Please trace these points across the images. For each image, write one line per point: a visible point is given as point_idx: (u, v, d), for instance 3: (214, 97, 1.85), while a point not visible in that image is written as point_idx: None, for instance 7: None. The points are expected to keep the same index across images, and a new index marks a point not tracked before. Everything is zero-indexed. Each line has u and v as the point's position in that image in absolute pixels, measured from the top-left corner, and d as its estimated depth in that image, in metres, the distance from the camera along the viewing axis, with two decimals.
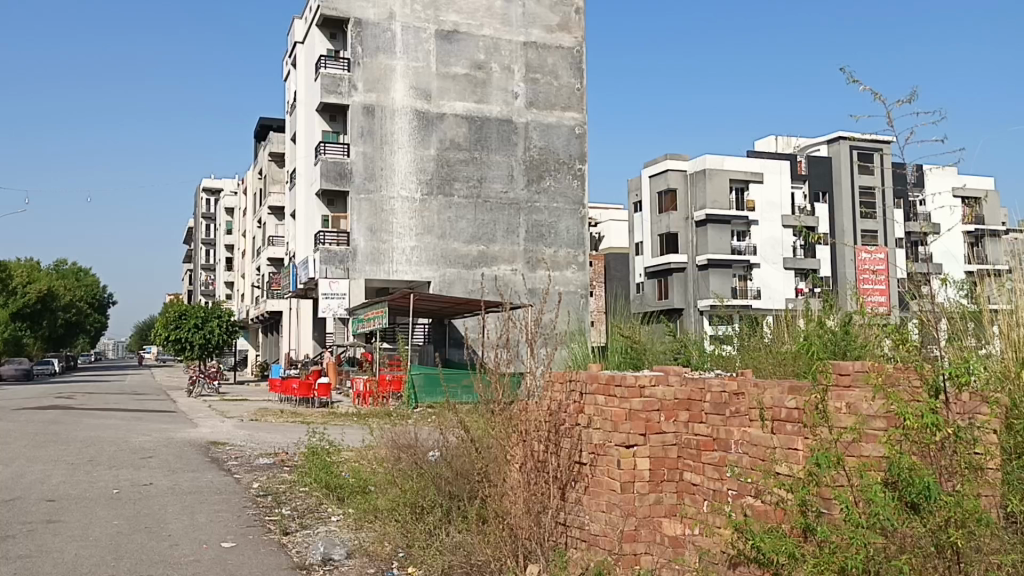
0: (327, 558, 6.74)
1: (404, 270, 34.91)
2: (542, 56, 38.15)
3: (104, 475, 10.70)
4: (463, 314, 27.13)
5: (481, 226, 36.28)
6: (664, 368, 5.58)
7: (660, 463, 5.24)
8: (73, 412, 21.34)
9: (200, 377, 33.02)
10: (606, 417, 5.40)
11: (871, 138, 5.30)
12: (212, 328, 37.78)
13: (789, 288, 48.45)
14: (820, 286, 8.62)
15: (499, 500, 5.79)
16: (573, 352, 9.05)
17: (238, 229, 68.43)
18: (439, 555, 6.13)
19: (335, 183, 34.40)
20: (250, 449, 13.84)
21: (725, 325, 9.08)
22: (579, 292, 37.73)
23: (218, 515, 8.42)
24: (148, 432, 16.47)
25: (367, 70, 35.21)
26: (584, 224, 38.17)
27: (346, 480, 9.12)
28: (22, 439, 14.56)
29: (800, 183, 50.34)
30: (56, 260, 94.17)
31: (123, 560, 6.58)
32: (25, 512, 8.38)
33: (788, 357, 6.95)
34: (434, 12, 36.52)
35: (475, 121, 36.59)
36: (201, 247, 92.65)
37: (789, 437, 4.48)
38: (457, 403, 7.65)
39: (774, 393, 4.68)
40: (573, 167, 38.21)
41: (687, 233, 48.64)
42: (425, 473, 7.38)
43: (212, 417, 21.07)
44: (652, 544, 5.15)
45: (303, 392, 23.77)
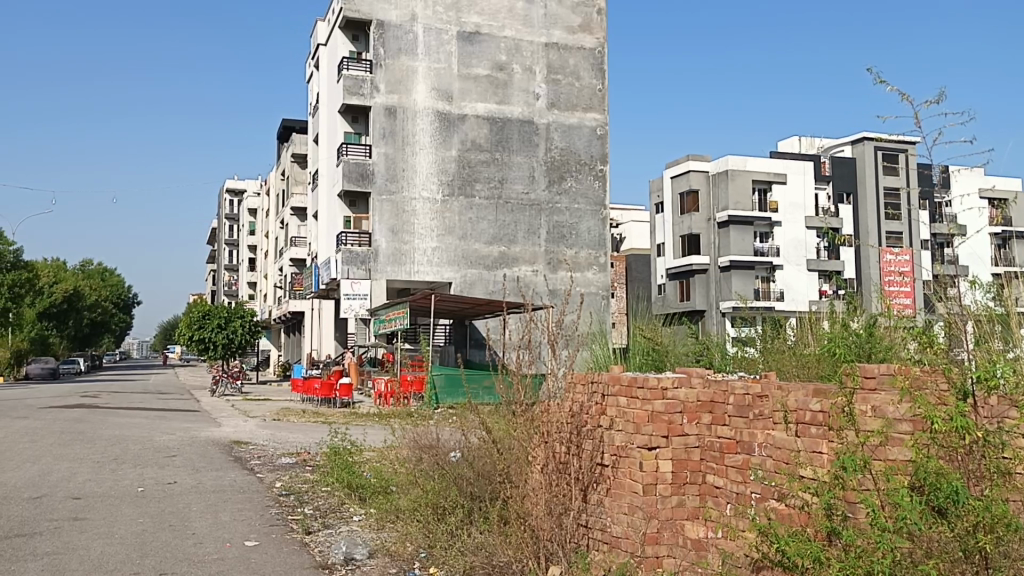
0: (349, 557, 6.77)
1: (425, 270, 35.03)
2: (564, 57, 38.14)
3: (129, 474, 10.80)
4: (485, 315, 27.14)
5: (503, 227, 36.31)
6: (686, 371, 5.56)
7: (682, 466, 5.21)
8: (99, 410, 21.56)
9: (223, 376, 33.25)
10: (628, 418, 5.39)
11: (901, 138, 5.09)
12: (235, 328, 38.06)
13: (812, 289, 48.07)
14: (843, 287, 8.56)
15: (520, 501, 5.79)
16: (594, 354, 9.01)
17: (261, 230, 68.89)
18: (461, 556, 6.16)
19: (357, 184, 34.55)
20: (273, 449, 13.94)
21: (747, 327, 9.01)
22: (599, 293, 37.66)
23: (241, 514, 8.47)
24: (172, 431, 16.61)
25: (389, 71, 35.40)
26: (606, 224, 38.06)
27: (368, 480, 9.16)
28: (48, 438, 14.72)
29: (823, 184, 50.03)
30: (82, 260, 95.21)
31: (148, 557, 6.64)
32: (52, 509, 8.48)
33: (812, 360, 6.90)
34: (456, 14, 36.59)
35: (496, 123, 36.61)
36: (224, 248, 93.37)
37: (813, 440, 4.46)
38: (478, 404, 7.65)
39: (799, 396, 4.67)
40: (594, 167, 38.13)
41: (709, 234, 48.41)
42: (447, 474, 7.39)
43: (235, 417, 21.20)
44: (675, 546, 5.13)
45: (324, 392, 23.89)
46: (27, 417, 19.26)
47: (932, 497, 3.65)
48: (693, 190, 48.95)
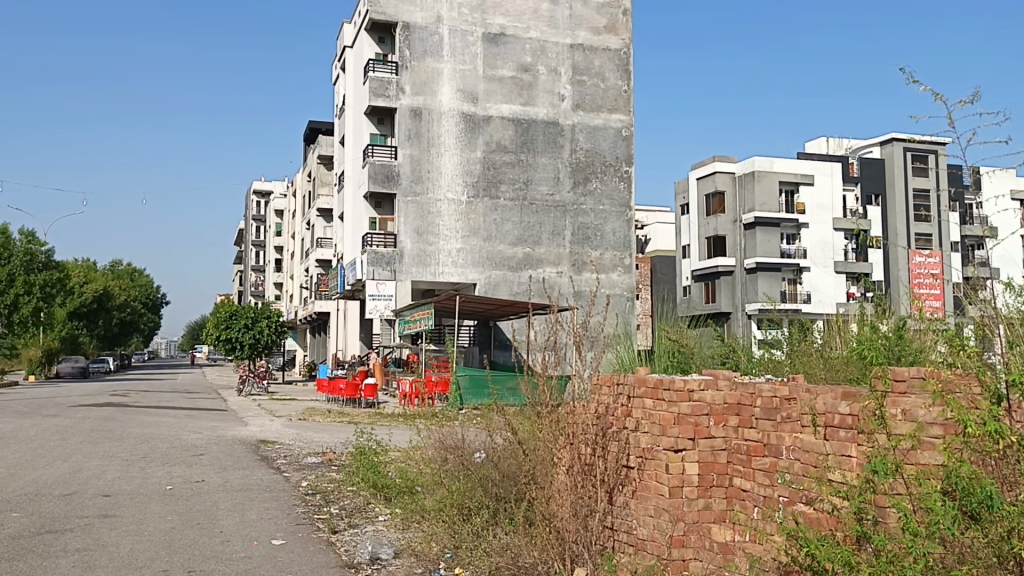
0: (375, 557, 6.79)
1: (450, 272, 35.15)
2: (589, 58, 38.06)
3: (157, 472, 10.93)
4: (510, 316, 27.16)
5: (527, 228, 36.31)
6: (713, 373, 5.52)
7: (709, 468, 5.17)
8: (128, 409, 21.80)
9: (250, 376, 33.51)
10: (654, 420, 5.35)
11: (931, 140, 4.99)
12: (261, 328, 38.36)
13: (840, 292, 47.60)
14: (872, 289, 8.49)
15: (545, 502, 5.78)
16: (619, 356, 8.98)
17: (288, 231, 69.29)
18: (487, 557, 6.16)
19: (382, 186, 34.71)
20: (299, 449, 14.04)
21: (776, 330, 8.98)
22: (625, 294, 37.50)
23: (268, 513, 8.54)
24: (200, 430, 16.78)
25: (415, 73, 35.57)
26: (631, 226, 37.90)
27: (393, 481, 9.19)
28: (79, 436, 14.92)
29: (851, 185, 49.57)
30: (112, 260, 96.45)
31: (177, 555, 6.70)
32: (82, 506, 8.60)
33: (840, 364, 6.86)
34: (481, 15, 36.63)
35: (521, 124, 36.62)
36: (251, 249, 94.13)
37: (842, 444, 4.41)
38: (503, 405, 7.65)
39: (828, 400, 4.62)
40: (620, 168, 38.01)
41: (735, 236, 48.10)
42: (472, 475, 7.40)
43: (262, 416, 21.38)
44: (701, 550, 5.09)
45: (350, 392, 23.97)
46: (58, 415, 19.55)
47: (964, 502, 3.59)
48: (719, 191, 48.67)
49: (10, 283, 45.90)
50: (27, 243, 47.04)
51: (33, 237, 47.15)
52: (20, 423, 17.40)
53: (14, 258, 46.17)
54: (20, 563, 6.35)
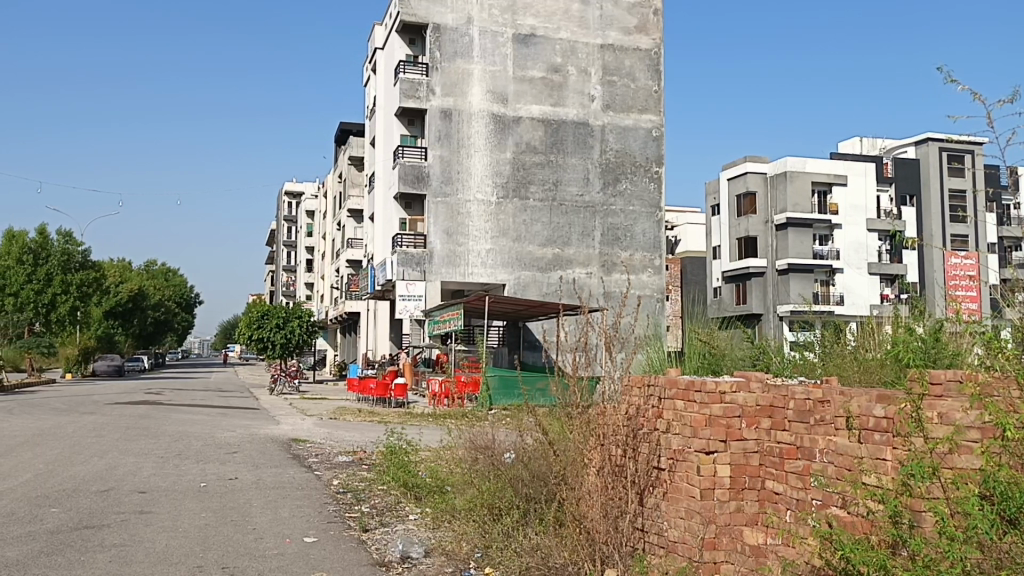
0: (405, 556, 6.83)
1: (479, 272, 35.23)
2: (620, 58, 37.91)
3: (191, 469, 11.08)
4: (541, 316, 27.22)
5: (557, 229, 36.27)
6: (746, 375, 5.49)
7: (741, 470, 5.15)
8: (163, 407, 22.10)
9: (281, 375, 33.82)
10: (685, 423, 5.34)
11: (971, 140, 4.92)
12: (293, 328, 38.66)
13: (874, 293, 47.03)
14: (908, 290, 8.38)
15: (575, 502, 5.78)
16: (649, 357, 8.94)
17: (319, 231, 69.72)
18: (518, 557, 6.18)
19: (412, 186, 34.90)
20: (330, 447, 14.20)
21: (808, 332, 8.92)
22: (655, 295, 37.35)
23: (300, 510, 8.62)
24: (233, 428, 16.99)
25: (445, 74, 35.73)
26: (661, 227, 37.70)
27: (423, 480, 9.26)
28: (115, 433, 15.15)
29: (886, 186, 49.02)
30: (147, 260, 97.80)
31: (211, 551, 6.78)
32: (119, 502, 8.74)
33: (874, 365, 6.82)
34: (511, 16, 36.67)
35: (552, 124, 36.61)
36: (282, 249, 94.93)
37: (877, 447, 4.37)
38: (534, 406, 7.64)
39: (862, 401, 4.57)
40: (650, 169, 37.85)
41: (767, 237, 47.70)
42: (503, 476, 7.43)
43: (294, 415, 21.59)
44: (733, 552, 5.05)
45: (380, 392, 24.13)
46: (95, 412, 19.88)
47: (1002, 507, 3.57)
48: (751, 192, 48.25)
49: (48, 282, 46.80)
50: (65, 243, 47.93)
51: (71, 237, 48.02)
52: (59, 420, 17.76)
53: (52, 259, 47.04)
54: (60, 558, 6.46)
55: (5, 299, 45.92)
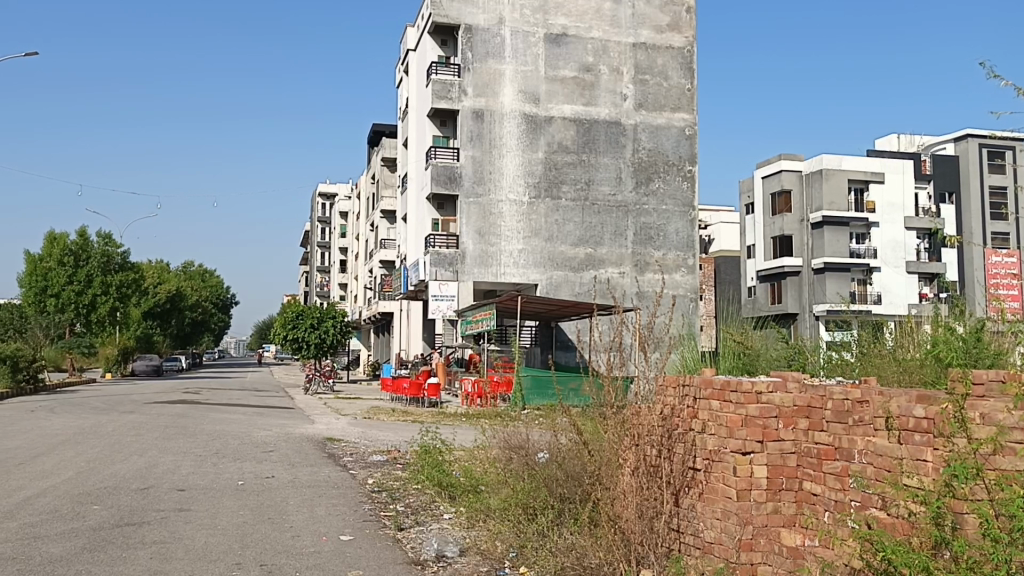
0: (441, 554, 6.88)
1: (511, 272, 35.26)
2: (652, 57, 37.76)
3: (229, 468, 11.22)
4: (572, 316, 27.11)
5: (589, 229, 36.18)
6: (782, 375, 5.44)
7: (777, 471, 5.10)
8: (201, 407, 22.35)
9: (316, 375, 34.13)
10: (721, 423, 5.31)
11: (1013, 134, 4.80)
12: (327, 328, 38.95)
13: (912, 293, 46.38)
14: (948, 288, 8.19)
15: (610, 503, 5.76)
16: (683, 357, 8.87)
17: (352, 232, 70.03)
18: (552, 557, 6.20)
19: (445, 187, 35.03)
20: (364, 446, 14.31)
21: (845, 332, 8.81)
22: (688, 295, 37.11)
23: (336, 509, 8.70)
24: (268, 427, 17.15)
25: (477, 75, 35.77)
26: (694, 226, 37.52)
27: (457, 480, 9.30)
28: (154, 432, 15.34)
29: (924, 183, 48.29)
30: (185, 261, 99.04)
31: (248, 549, 6.85)
32: (158, 500, 8.88)
33: (914, 365, 6.73)
34: (543, 16, 36.63)
35: (584, 124, 36.54)
36: (316, 250, 95.66)
37: (917, 449, 4.30)
38: (569, 405, 7.62)
39: (902, 402, 4.51)
40: (683, 168, 37.65)
41: (802, 236, 47.13)
42: (537, 476, 7.41)
43: (328, 415, 21.72)
44: (770, 554, 5.02)
45: (414, 392, 24.24)
46: (135, 412, 20.16)
47: None
48: (786, 190, 47.65)
49: (89, 284, 47.56)
50: (104, 245, 48.66)
51: (110, 239, 48.71)
52: (98, 419, 18.02)
53: (92, 260, 47.84)
54: (102, 554, 6.57)
55: (47, 300, 46.68)
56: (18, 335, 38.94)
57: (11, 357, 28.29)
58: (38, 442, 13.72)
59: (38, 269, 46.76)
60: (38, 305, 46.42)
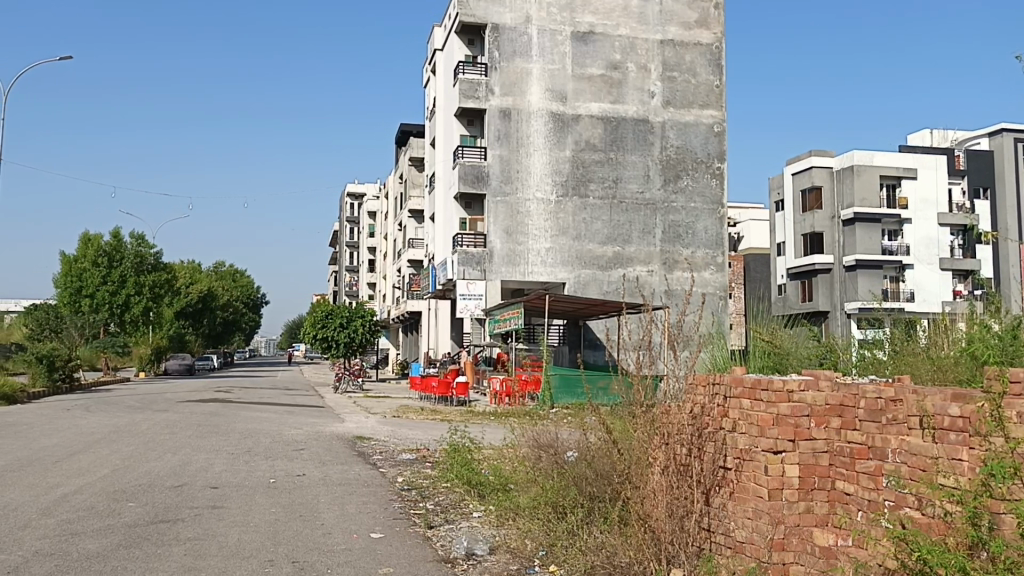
0: (471, 552, 6.89)
1: (539, 271, 35.25)
2: (680, 54, 37.54)
3: (260, 466, 11.33)
4: (600, 314, 26.99)
5: (617, 227, 36.07)
6: (813, 373, 5.40)
7: (810, 471, 5.05)
8: (233, 406, 22.57)
9: (345, 374, 34.36)
10: (751, 422, 5.26)
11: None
12: (356, 327, 39.15)
13: (946, 291, 45.97)
14: (983, 286, 8.07)
15: (639, 502, 5.73)
16: (712, 357, 8.79)
17: (381, 232, 70.32)
18: (582, 555, 6.20)
19: (472, 186, 35.12)
20: (394, 445, 14.41)
21: (877, 329, 8.73)
22: (718, 293, 36.97)
23: (366, 507, 8.75)
24: (300, 426, 17.31)
25: (504, 74, 35.75)
26: (723, 224, 37.35)
27: (487, 478, 9.32)
28: (188, 430, 15.52)
29: (958, 179, 47.55)
30: (216, 261, 100.12)
31: (280, 546, 6.92)
32: (192, 497, 9.01)
33: (948, 363, 6.66)
34: (570, 14, 36.56)
35: (611, 122, 36.43)
36: (345, 250, 96.26)
37: (952, 447, 4.24)
38: (599, 404, 7.57)
39: (938, 401, 4.45)
40: (711, 165, 37.47)
41: (833, 233, 46.60)
42: (566, 474, 7.41)
43: (358, 413, 21.83)
44: (803, 554, 4.97)
45: (442, 390, 24.30)
46: (168, 411, 20.39)
47: None
48: (816, 187, 47.14)
49: (122, 284, 48.30)
50: (137, 246, 49.38)
51: (143, 240, 49.41)
52: (133, 418, 18.29)
53: (125, 261, 48.52)
54: (137, 551, 6.67)
55: (82, 300, 47.43)
56: (54, 335, 39.56)
57: (47, 357, 28.75)
58: (74, 440, 13.93)
59: (73, 269, 47.48)
60: (73, 305, 47.14)
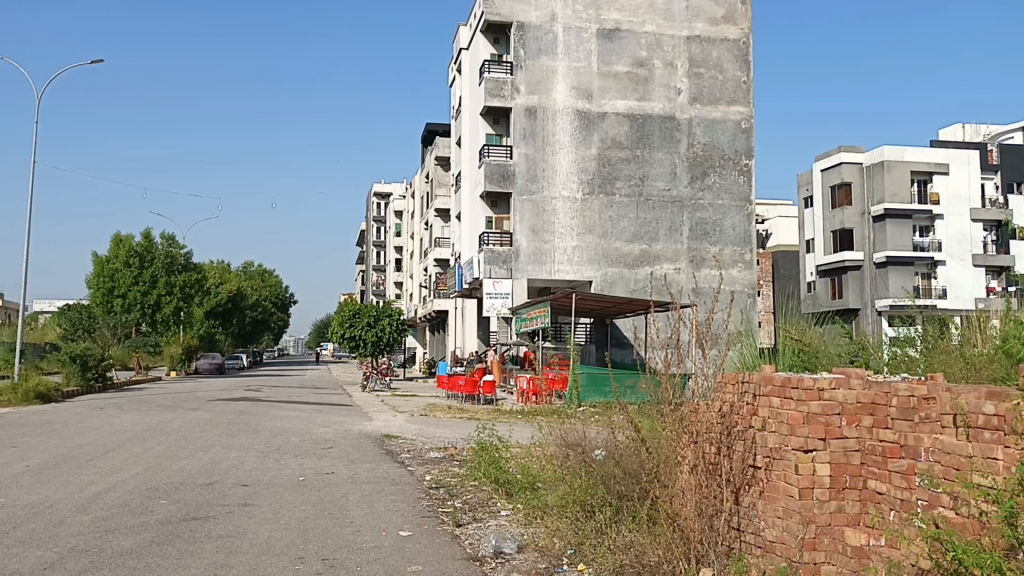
0: (499, 551, 6.89)
1: (565, 270, 35.16)
2: (707, 50, 37.31)
3: (290, 463, 11.45)
4: (627, 313, 26.93)
5: (643, 225, 35.95)
6: (844, 372, 5.34)
7: (841, 470, 4.99)
8: (262, 404, 22.78)
9: (373, 372, 34.53)
10: (782, 420, 5.21)
11: None
12: (383, 326, 39.33)
13: (979, 286, 45.68)
14: (1018, 281, 7.96)
15: (668, 501, 5.70)
16: (741, 355, 8.71)
17: (408, 232, 70.52)
18: (611, 554, 6.18)
19: (498, 185, 35.16)
20: (422, 443, 14.45)
21: (908, 327, 8.61)
22: (746, 291, 36.79)
23: (395, 504, 8.80)
24: (328, 424, 17.44)
25: (530, 72, 35.71)
26: (751, 221, 37.08)
27: (514, 476, 9.34)
28: (219, 429, 15.71)
29: (991, 173, 47.03)
30: (245, 261, 101.09)
31: (311, 543, 6.99)
32: (224, 495, 9.10)
33: (983, 361, 6.59)
34: (596, 11, 36.44)
35: (637, 119, 36.28)
36: (373, 249, 96.77)
37: (988, 446, 4.18)
38: (626, 402, 7.54)
39: (971, 399, 4.37)
40: (739, 162, 37.21)
41: (863, 229, 46.02)
42: (594, 473, 7.39)
43: (386, 412, 21.96)
44: (834, 553, 4.93)
45: (469, 388, 24.33)
46: (199, 409, 20.59)
47: None
48: (846, 183, 46.62)
49: (154, 284, 48.90)
50: (168, 247, 50.03)
51: (174, 240, 50.06)
52: (165, 416, 18.51)
53: (156, 262, 49.14)
54: (170, 548, 6.75)
55: (115, 300, 48.16)
56: (88, 335, 40.17)
57: (81, 357, 29.15)
58: (108, 438, 14.14)
59: (106, 270, 48.26)
60: (106, 305, 47.88)
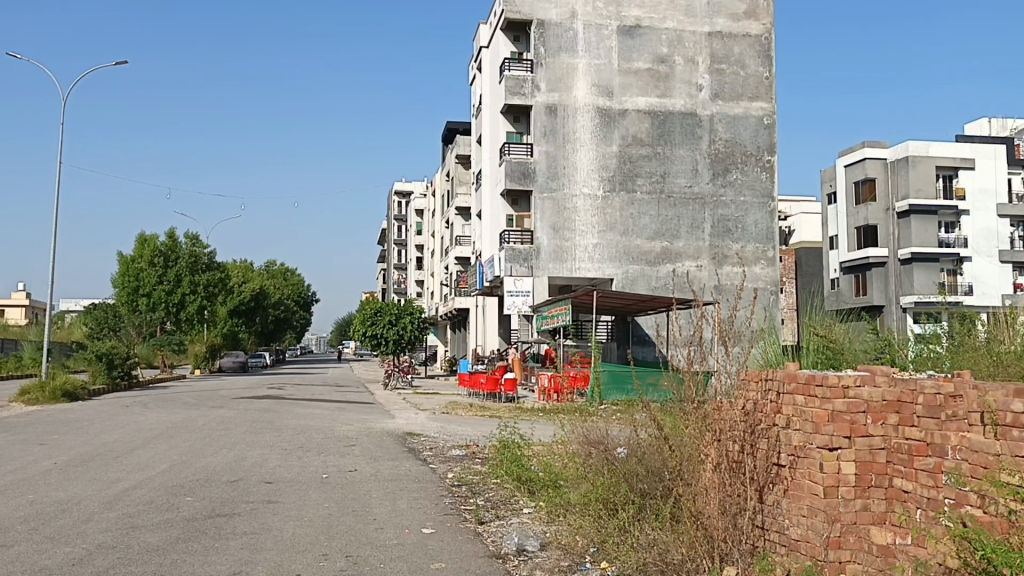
0: (521, 549, 6.91)
1: (587, 267, 35.11)
2: (728, 45, 37.09)
3: (314, 461, 11.51)
4: (649, 311, 26.83)
5: (665, 222, 35.80)
6: (870, 369, 5.28)
7: (867, 468, 4.95)
8: (286, 402, 22.94)
9: (395, 370, 34.67)
10: (806, 418, 5.16)
11: None
12: (405, 324, 39.44)
13: (1006, 283, 44.99)
14: None
15: (692, 499, 5.69)
16: (765, 352, 8.64)
17: (429, 230, 70.57)
18: (635, 553, 6.16)
19: (519, 183, 35.20)
20: (444, 440, 14.47)
21: (935, 323, 8.51)
22: (769, 287, 36.53)
23: (418, 502, 8.84)
24: (351, 422, 17.53)
25: (550, 70, 35.67)
26: (774, 217, 36.85)
27: (537, 475, 9.34)
28: (243, 427, 15.82)
29: (1018, 168, 46.51)
30: (267, 260, 101.76)
31: (334, 540, 7.02)
32: (248, 491, 9.18)
33: (1009, 359, 6.57)
34: (616, 8, 36.33)
35: (658, 115, 36.14)
36: (394, 248, 97.05)
37: (1017, 445, 4.11)
38: (648, 400, 7.50)
39: (1000, 396, 4.30)
40: (761, 158, 36.96)
41: (888, 224, 45.54)
42: (617, 471, 7.36)
43: (407, 410, 21.98)
44: (860, 552, 4.89)
45: (490, 386, 24.37)
46: (224, 408, 20.76)
47: None
48: (870, 179, 46.11)
49: (178, 283, 49.31)
50: (192, 246, 50.42)
51: (197, 240, 50.46)
52: (189, 414, 18.66)
53: (180, 261, 49.56)
54: (196, 544, 6.81)
55: (140, 300, 48.63)
56: (112, 334, 40.56)
57: (106, 355, 29.43)
58: (133, 436, 14.30)
59: (131, 269, 48.74)
60: (131, 305, 48.36)
